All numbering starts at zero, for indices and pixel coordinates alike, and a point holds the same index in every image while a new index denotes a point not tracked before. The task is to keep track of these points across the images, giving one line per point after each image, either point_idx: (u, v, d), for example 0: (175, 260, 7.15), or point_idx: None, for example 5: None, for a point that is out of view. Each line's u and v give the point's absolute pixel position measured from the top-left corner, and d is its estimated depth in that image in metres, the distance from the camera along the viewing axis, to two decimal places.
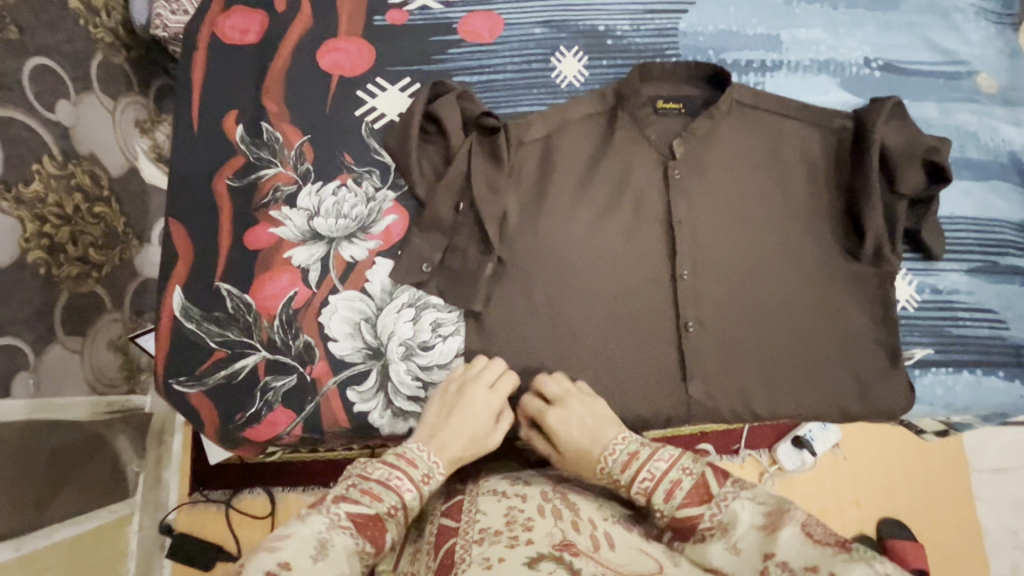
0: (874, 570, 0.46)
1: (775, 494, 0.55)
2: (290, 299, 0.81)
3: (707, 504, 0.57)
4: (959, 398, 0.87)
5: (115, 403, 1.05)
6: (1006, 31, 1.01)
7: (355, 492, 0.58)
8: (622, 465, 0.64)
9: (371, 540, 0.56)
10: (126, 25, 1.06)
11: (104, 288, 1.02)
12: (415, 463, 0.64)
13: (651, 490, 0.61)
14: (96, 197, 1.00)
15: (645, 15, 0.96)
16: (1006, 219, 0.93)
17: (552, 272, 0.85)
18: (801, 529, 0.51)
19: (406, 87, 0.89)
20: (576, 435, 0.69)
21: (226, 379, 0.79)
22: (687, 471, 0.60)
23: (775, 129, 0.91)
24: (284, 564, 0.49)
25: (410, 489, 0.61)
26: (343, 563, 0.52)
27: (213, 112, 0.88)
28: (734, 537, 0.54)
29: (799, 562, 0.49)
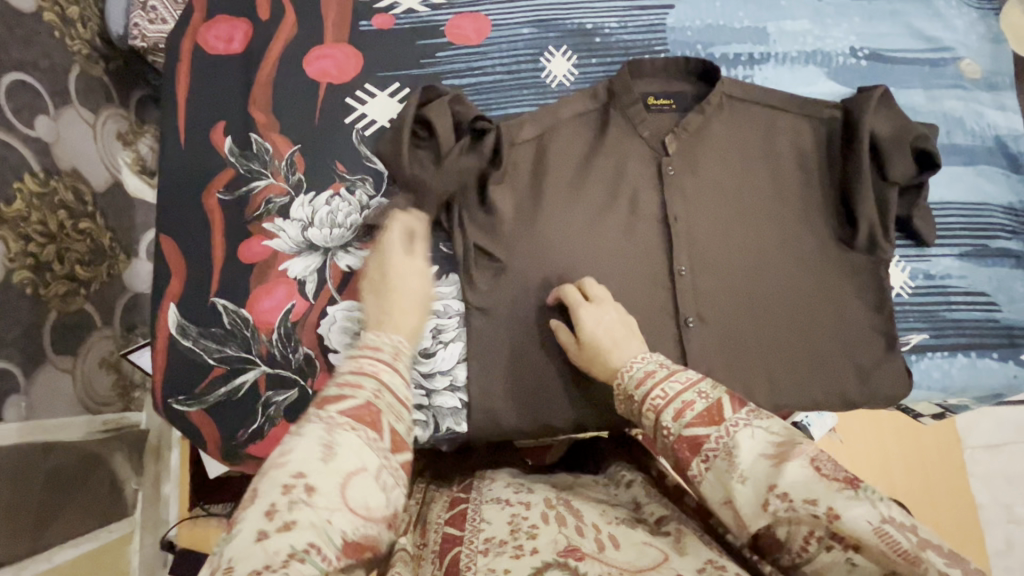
0: (876, 510, 0.42)
1: (788, 427, 0.48)
2: (288, 312, 0.80)
3: (716, 426, 0.50)
4: (955, 380, 0.88)
5: (110, 421, 1.04)
6: (987, 16, 1.02)
7: (334, 391, 0.47)
8: (637, 382, 0.58)
9: (373, 426, 0.46)
10: (104, 35, 1.04)
11: (92, 305, 1.00)
12: (380, 347, 0.54)
13: (660, 409, 0.54)
14: (80, 213, 0.98)
15: (632, 12, 0.96)
16: (994, 203, 0.95)
17: (552, 271, 0.84)
18: (808, 462, 0.45)
19: (396, 92, 0.89)
20: (603, 337, 0.68)
21: (226, 397, 0.78)
22: (701, 394, 0.53)
23: (766, 122, 0.91)
24: (296, 476, 0.41)
25: (386, 370, 0.51)
26: (358, 457, 0.44)
27: (200, 124, 0.86)
28: (741, 467, 0.47)
29: (802, 494, 0.44)
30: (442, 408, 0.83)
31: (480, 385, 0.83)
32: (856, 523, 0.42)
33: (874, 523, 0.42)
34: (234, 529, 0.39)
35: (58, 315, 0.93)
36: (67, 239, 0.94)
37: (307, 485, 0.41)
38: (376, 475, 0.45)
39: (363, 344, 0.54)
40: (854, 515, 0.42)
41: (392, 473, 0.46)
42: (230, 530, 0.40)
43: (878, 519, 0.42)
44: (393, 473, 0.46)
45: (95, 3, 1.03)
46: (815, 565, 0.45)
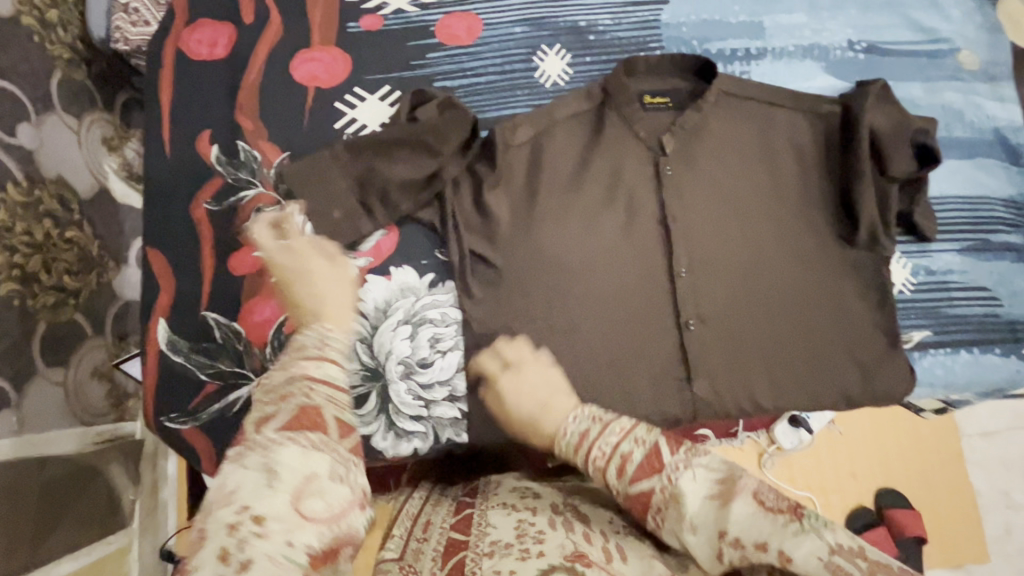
0: (824, 541, 0.43)
1: (723, 459, 0.49)
2: (279, 325, 0.77)
3: (658, 475, 0.50)
4: (959, 376, 0.88)
5: (105, 433, 1.02)
6: (984, 6, 1.01)
7: (262, 414, 0.46)
8: (572, 446, 0.54)
9: (315, 428, 0.46)
10: (84, 38, 1.01)
11: (82, 315, 0.98)
12: (304, 344, 0.51)
13: (603, 469, 0.52)
14: (66, 221, 0.95)
15: (626, 8, 0.94)
16: (994, 196, 0.94)
17: (549, 277, 0.83)
18: (753, 500, 0.46)
19: (386, 96, 0.86)
20: (523, 399, 0.65)
21: (220, 414, 0.76)
22: (637, 441, 0.52)
23: (765, 119, 0.90)
24: (241, 512, 0.41)
25: (315, 364, 0.49)
26: (303, 467, 0.44)
27: (186, 132, 0.84)
28: (690, 517, 0.48)
29: (751, 537, 0.45)
30: (442, 419, 0.81)
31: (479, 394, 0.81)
32: (807, 565, 0.43)
33: (823, 559, 0.42)
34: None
35: (47, 328, 0.90)
36: (54, 248, 0.92)
37: (253, 518, 0.40)
38: (329, 474, 0.45)
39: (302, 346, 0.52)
40: (802, 556, 0.43)
41: (348, 464, 0.47)
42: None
43: (827, 552, 0.43)
44: (348, 463, 0.47)
45: (74, 6, 1.00)
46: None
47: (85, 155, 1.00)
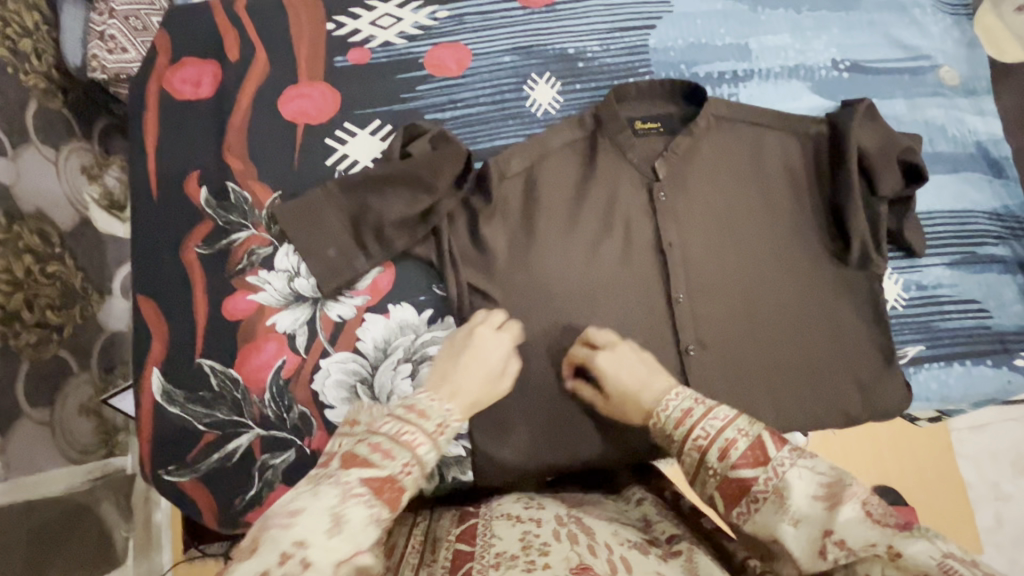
0: (936, 546, 0.41)
1: (835, 465, 0.48)
2: (278, 370, 0.77)
3: (764, 468, 0.49)
4: (953, 390, 0.89)
5: (94, 469, 0.99)
6: (962, 21, 1.03)
7: (366, 454, 0.46)
8: (675, 422, 0.57)
9: (388, 503, 0.45)
10: (60, 66, 0.98)
11: (67, 350, 0.95)
12: (427, 414, 0.52)
13: (705, 447, 0.53)
14: (47, 256, 0.92)
15: (614, 34, 0.94)
16: (979, 209, 0.96)
17: (550, 307, 0.83)
18: (859, 506, 0.45)
19: (377, 130, 0.86)
20: (626, 381, 0.68)
21: (219, 464, 0.74)
22: (742, 432, 0.52)
23: (754, 142, 0.91)
24: (296, 544, 0.40)
25: (424, 442, 0.50)
26: (362, 538, 0.42)
27: (173, 173, 0.82)
28: (792, 509, 0.46)
29: (858, 541, 0.43)
30: (447, 458, 0.83)
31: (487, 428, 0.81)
32: (919, 559, 0.41)
33: (937, 560, 0.40)
34: None
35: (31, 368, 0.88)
36: (36, 284, 0.89)
37: (305, 559, 0.39)
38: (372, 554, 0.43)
39: (411, 406, 0.53)
40: (914, 552, 0.41)
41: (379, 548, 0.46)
42: None
43: (940, 554, 0.41)
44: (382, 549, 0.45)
45: (47, 34, 0.96)
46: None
47: (65, 187, 0.97)
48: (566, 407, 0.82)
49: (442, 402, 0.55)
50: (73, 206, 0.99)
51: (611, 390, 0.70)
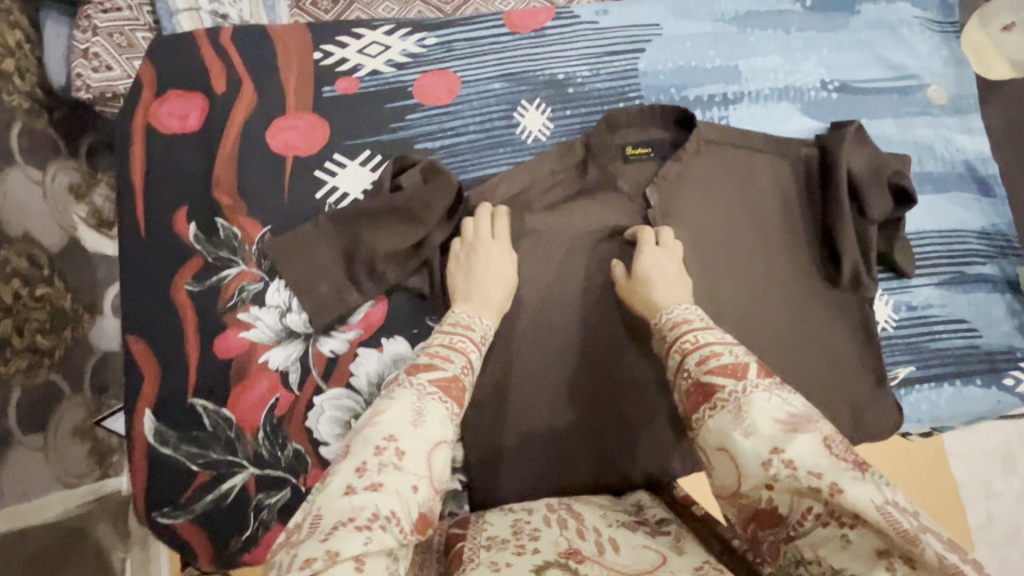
0: (881, 492, 0.45)
1: (809, 407, 0.52)
2: (271, 408, 0.76)
3: (737, 380, 0.54)
4: (943, 410, 0.90)
5: (90, 491, 0.99)
6: (949, 39, 1.03)
7: (430, 362, 0.59)
8: (672, 325, 0.65)
9: (456, 400, 0.57)
10: (43, 85, 0.96)
11: (58, 374, 0.94)
12: (474, 327, 0.68)
13: (688, 351, 0.60)
14: (37, 279, 0.91)
15: (604, 58, 0.94)
16: (968, 229, 0.97)
17: (546, 338, 0.83)
18: (820, 440, 0.49)
19: (367, 161, 0.85)
20: (654, 274, 0.76)
21: (213, 504, 0.74)
22: (731, 351, 0.58)
23: (746, 166, 0.91)
24: (387, 438, 0.49)
25: (473, 348, 0.64)
26: (439, 431, 0.53)
27: (161, 209, 0.81)
28: (750, 420, 0.51)
29: (807, 465, 0.47)
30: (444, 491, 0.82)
31: (483, 459, 0.81)
32: (859, 500, 0.44)
33: (877, 503, 0.44)
34: (327, 480, 0.48)
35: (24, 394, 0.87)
36: (25, 308, 0.87)
37: (398, 448, 0.49)
38: (451, 447, 0.53)
39: (457, 323, 0.68)
40: (857, 492, 0.44)
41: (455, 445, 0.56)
42: (323, 481, 0.48)
43: (881, 501, 0.44)
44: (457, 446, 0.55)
45: (30, 52, 0.93)
46: (808, 543, 0.47)
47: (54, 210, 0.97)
48: (563, 434, 0.81)
49: (481, 319, 0.71)
50: (61, 226, 0.98)
51: (639, 274, 0.77)
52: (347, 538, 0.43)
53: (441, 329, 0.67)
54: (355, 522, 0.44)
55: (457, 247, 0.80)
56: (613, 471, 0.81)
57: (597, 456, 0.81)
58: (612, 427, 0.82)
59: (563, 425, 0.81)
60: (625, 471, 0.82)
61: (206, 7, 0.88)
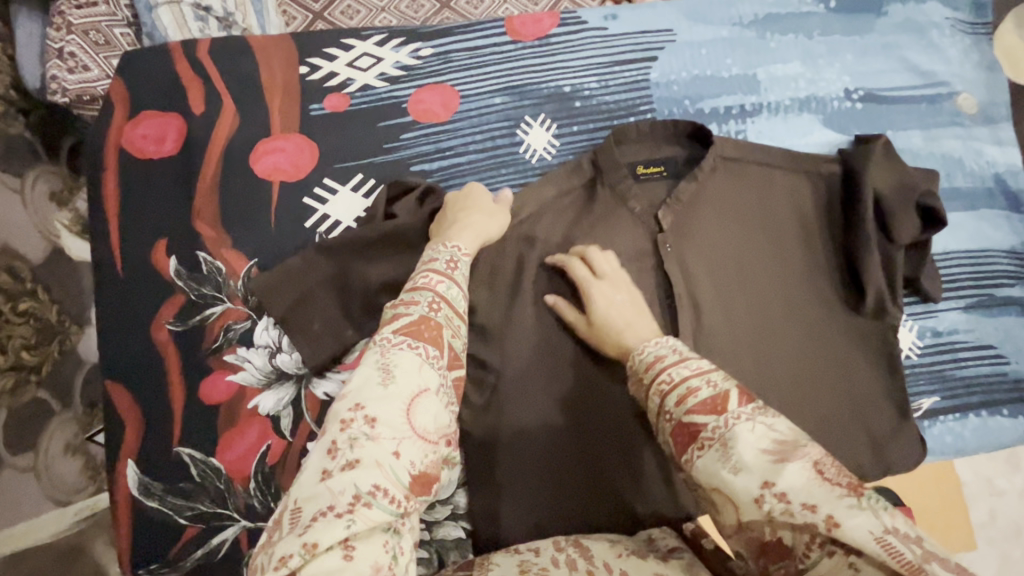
0: (880, 520, 0.39)
1: (794, 426, 0.44)
2: (263, 455, 0.72)
3: (718, 416, 0.46)
4: (969, 442, 0.86)
5: (84, 508, 0.87)
6: (981, 42, 0.97)
7: (392, 312, 0.50)
8: (646, 366, 0.54)
9: (432, 340, 0.48)
10: (18, 87, 0.90)
11: (47, 392, 0.87)
12: (437, 258, 0.59)
13: (665, 394, 0.50)
14: (18, 293, 0.86)
15: (613, 67, 0.87)
16: (997, 248, 0.92)
17: (545, 377, 0.76)
18: (810, 466, 0.42)
19: (360, 186, 0.79)
20: (613, 317, 0.68)
21: (203, 560, 0.69)
22: (709, 382, 0.48)
23: (764, 184, 0.84)
24: (354, 407, 0.42)
25: (441, 280, 0.55)
26: (416, 378, 0.44)
27: (138, 242, 0.76)
28: (736, 458, 0.43)
29: (801, 497, 0.40)
30: (446, 541, 0.76)
31: (482, 504, 0.75)
32: (858, 534, 0.38)
33: (876, 534, 0.38)
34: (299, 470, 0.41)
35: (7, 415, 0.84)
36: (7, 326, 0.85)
37: (368, 415, 0.41)
38: (437, 394, 0.46)
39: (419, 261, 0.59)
40: (853, 525, 0.38)
41: (446, 389, 0.48)
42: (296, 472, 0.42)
43: (881, 529, 0.38)
44: (448, 391, 0.48)
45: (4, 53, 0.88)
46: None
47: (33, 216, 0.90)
48: (566, 473, 0.74)
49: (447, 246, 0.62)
50: (42, 236, 0.90)
51: (597, 320, 0.69)
52: (326, 527, 0.37)
53: (424, 267, 0.57)
54: (335, 510, 0.38)
55: (448, 202, 0.74)
56: (624, 514, 0.74)
57: (603, 497, 0.74)
58: (618, 464, 0.74)
59: (565, 464, 0.74)
60: (633, 514, 0.74)
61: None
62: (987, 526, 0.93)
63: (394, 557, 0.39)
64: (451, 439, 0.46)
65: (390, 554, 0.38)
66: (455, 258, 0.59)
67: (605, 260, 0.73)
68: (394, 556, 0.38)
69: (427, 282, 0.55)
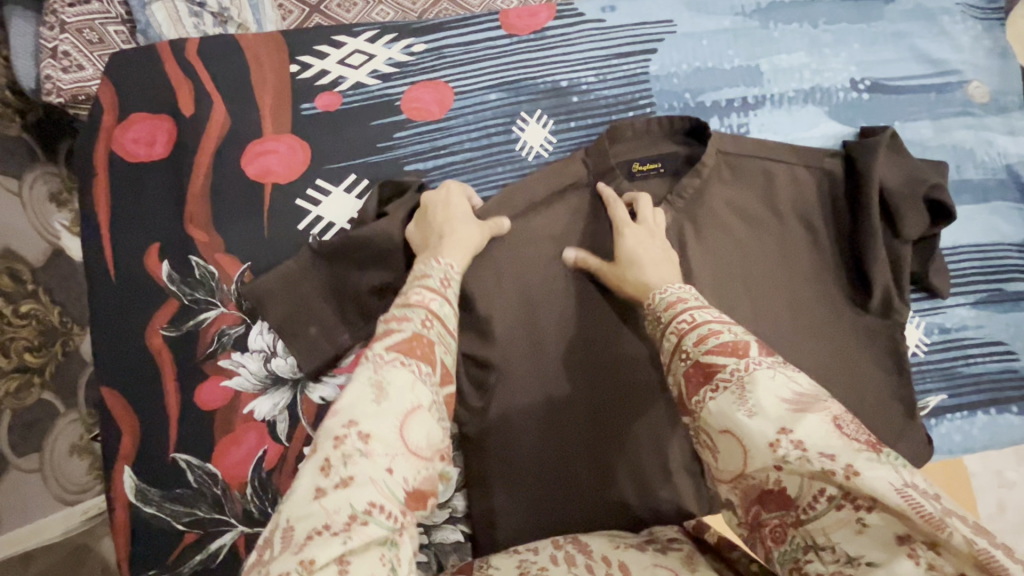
0: (899, 475, 0.38)
1: (815, 382, 0.43)
2: (259, 460, 0.71)
3: (737, 358, 0.44)
4: (977, 440, 0.84)
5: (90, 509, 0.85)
6: (994, 27, 0.94)
7: (383, 329, 0.48)
8: (666, 306, 0.54)
9: (424, 358, 0.47)
10: (14, 86, 0.87)
11: (54, 393, 0.86)
12: (430, 275, 0.57)
13: (683, 334, 0.50)
14: (19, 296, 0.84)
15: (611, 61, 0.85)
16: (1009, 242, 0.89)
17: (543, 376, 0.74)
18: (829, 420, 0.41)
19: (353, 186, 0.78)
20: (641, 254, 0.68)
21: (202, 565, 0.69)
22: (731, 329, 0.48)
23: (765, 182, 0.82)
24: (348, 423, 0.40)
25: (433, 298, 0.53)
26: (410, 396, 0.43)
27: (131, 247, 0.76)
28: (755, 399, 0.42)
29: (818, 446, 0.39)
30: (443, 544, 0.76)
31: (484, 505, 0.74)
32: (878, 484, 0.37)
33: (897, 487, 0.37)
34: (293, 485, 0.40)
35: (13, 417, 0.83)
36: (9, 329, 0.83)
37: (362, 432, 0.40)
38: (430, 410, 0.44)
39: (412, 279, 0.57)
40: (874, 476, 0.37)
41: (440, 408, 0.46)
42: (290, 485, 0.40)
43: (901, 482, 0.37)
44: (442, 409, 0.46)
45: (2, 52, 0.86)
46: (820, 527, 0.39)
47: (31, 218, 0.87)
48: (566, 476, 0.73)
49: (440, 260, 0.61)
50: (42, 236, 0.87)
51: (624, 257, 0.69)
52: (322, 545, 0.36)
53: (416, 284, 0.55)
54: (331, 527, 0.36)
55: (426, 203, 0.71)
56: (624, 515, 0.72)
57: (603, 498, 0.73)
58: (620, 466, 0.73)
59: (563, 463, 0.73)
60: (633, 512, 0.72)
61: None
62: (998, 519, 0.83)
63: (393, 570, 0.37)
64: (444, 456, 0.44)
65: (388, 567, 0.37)
66: (448, 276, 0.57)
67: (650, 211, 0.74)
68: (393, 570, 0.37)
69: (419, 299, 0.53)
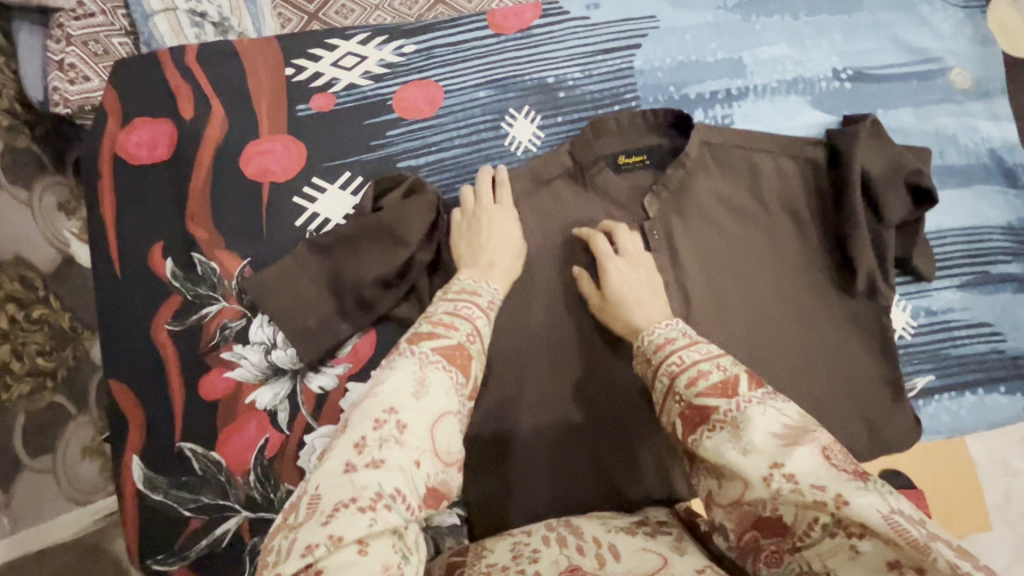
0: (885, 501, 0.39)
1: (803, 413, 0.45)
2: (261, 449, 0.74)
3: (729, 399, 0.47)
4: (965, 421, 0.85)
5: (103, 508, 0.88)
6: (974, 15, 0.96)
7: (430, 330, 0.53)
8: (655, 347, 0.55)
9: (462, 369, 0.51)
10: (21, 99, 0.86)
11: (64, 397, 0.86)
12: (480, 293, 0.61)
13: (676, 374, 0.52)
14: (32, 300, 0.83)
15: (597, 57, 0.88)
16: (993, 224, 0.91)
17: (536, 366, 0.76)
18: (819, 451, 0.42)
19: (348, 183, 0.81)
20: (626, 291, 0.70)
21: (209, 549, 0.72)
22: (719, 366, 0.50)
23: (750, 172, 0.84)
24: (388, 410, 0.44)
25: (480, 315, 0.58)
26: (444, 400, 0.47)
27: (136, 246, 0.79)
28: (748, 440, 0.44)
29: (808, 479, 0.40)
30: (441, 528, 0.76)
31: (479, 493, 0.75)
32: (866, 512, 0.38)
33: (884, 513, 0.38)
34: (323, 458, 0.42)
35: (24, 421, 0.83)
36: (23, 332, 0.80)
37: (399, 422, 0.43)
38: (457, 417, 0.48)
39: (460, 290, 0.61)
40: (863, 503, 0.39)
41: (464, 418, 0.50)
42: (319, 458, 0.43)
43: (888, 510, 0.39)
44: (465, 419, 0.50)
45: (6, 66, 0.84)
46: (816, 554, 0.41)
47: (40, 225, 0.87)
48: (562, 464, 0.75)
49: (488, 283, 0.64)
50: (50, 243, 0.88)
51: (611, 294, 0.71)
52: (349, 519, 0.38)
53: (445, 295, 0.60)
54: (357, 503, 0.39)
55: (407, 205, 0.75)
56: (617, 500, 0.74)
57: (598, 484, 0.75)
58: (615, 451, 0.75)
59: (559, 453, 0.75)
60: (627, 497, 0.74)
61: (183, 6, 0.85)
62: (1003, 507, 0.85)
63: (403, 558, 0.39)
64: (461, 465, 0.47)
65: (399, 555, 0.39)
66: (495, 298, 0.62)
67: (630, 240, 0.76)
68: (402, 557, 0.40)
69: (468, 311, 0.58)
